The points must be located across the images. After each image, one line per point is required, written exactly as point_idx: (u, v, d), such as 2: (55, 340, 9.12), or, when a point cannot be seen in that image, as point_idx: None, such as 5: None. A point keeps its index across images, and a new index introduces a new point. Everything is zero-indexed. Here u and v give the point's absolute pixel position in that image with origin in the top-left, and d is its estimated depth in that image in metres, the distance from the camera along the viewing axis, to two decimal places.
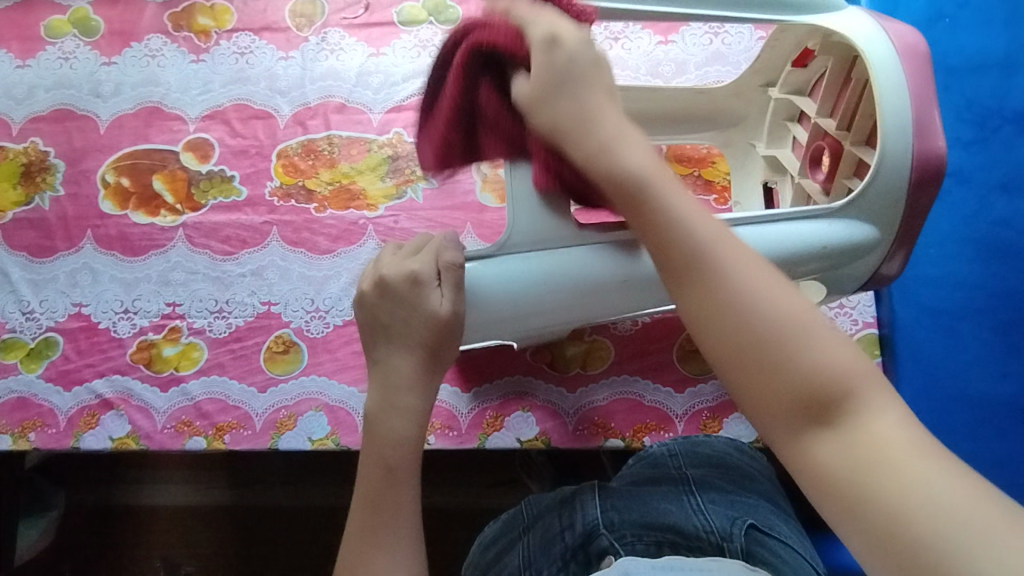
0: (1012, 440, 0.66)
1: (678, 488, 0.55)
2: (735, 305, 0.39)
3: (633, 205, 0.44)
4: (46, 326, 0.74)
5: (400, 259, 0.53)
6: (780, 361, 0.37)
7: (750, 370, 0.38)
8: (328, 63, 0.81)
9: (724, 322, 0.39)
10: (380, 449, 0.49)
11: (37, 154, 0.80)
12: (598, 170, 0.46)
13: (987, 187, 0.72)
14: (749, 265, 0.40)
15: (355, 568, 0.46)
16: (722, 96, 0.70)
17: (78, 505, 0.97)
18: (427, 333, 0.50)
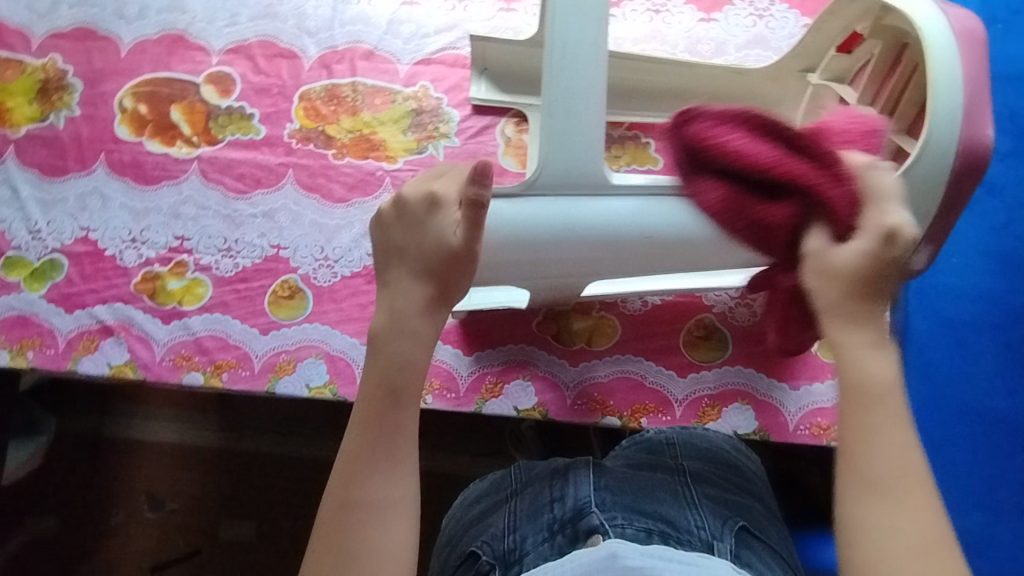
0: (1011, 457, 0.65)
1: (673, 478, 0.55)
2: (869, 446, 0.42)
3: (843, 368, 0.44)
4: (52, 247, 0.73)
5: (423, 180, 0.51)
6: (897, 538, 0.40)
7: (869, 543, 0.40)
8: (359, 7, 0.79)
9: (895, 526, 0.40)
10: (386, 370, 0.48)
11: (55, 71, 0.78)
12: (830, 322, 0.45)
13: (1018, 201, 0.71)
14: (913, 490, 0.41)
15: (348, 491, 0.46)
16: (758, 81, 0.69)
17: (69, 432, 0.98)
18: (440, 264, 0.48)
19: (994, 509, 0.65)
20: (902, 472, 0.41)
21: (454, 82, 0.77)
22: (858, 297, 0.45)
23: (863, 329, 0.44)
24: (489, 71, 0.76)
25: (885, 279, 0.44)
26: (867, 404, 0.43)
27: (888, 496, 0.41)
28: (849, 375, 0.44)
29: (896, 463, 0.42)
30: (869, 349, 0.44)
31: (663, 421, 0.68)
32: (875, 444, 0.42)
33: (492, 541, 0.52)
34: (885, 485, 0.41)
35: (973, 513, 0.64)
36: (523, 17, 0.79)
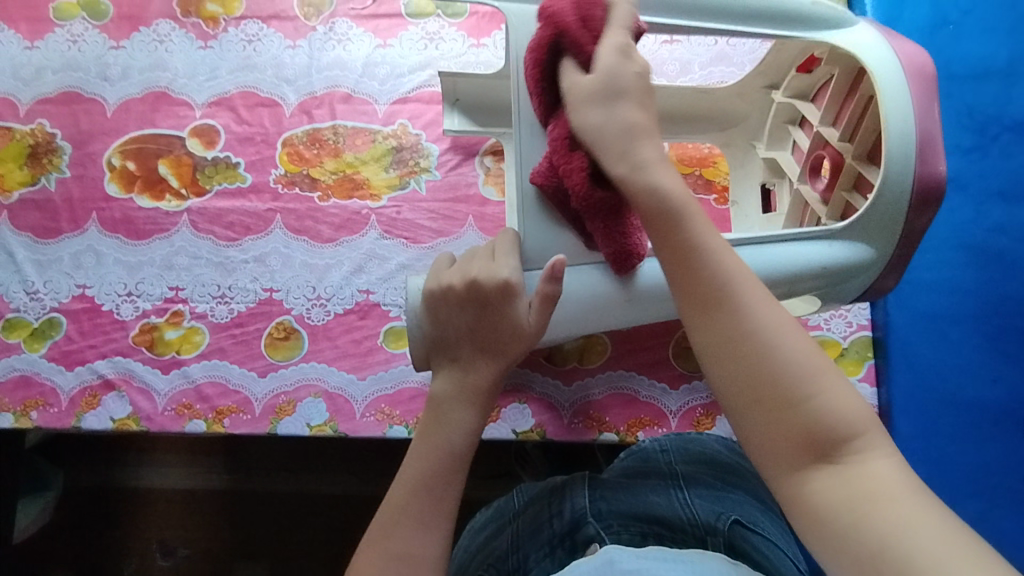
0: (1003, 446, 0.66)
1: (667, 481, 0.57)
2: (692, 261, 0.44)
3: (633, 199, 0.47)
4: (49, 307, 0.75)
5: (488, 262, 0.54)
6: (756, 333, 0.41)
7: (712, 338, 0.42)
8: (335, 53, 0.82)
9: (731, 328, 0.42)
10: (445, 438, 0.51)
11: (44, 135, 0.80)
12: (604, 144, 0.48)
13: (984, 195, 0.73)
14: (748, 286, 0.42)
15: (391, 516, 0.48)
16: (725, 97, 0.71)
17: (76, 486, 0.98)
18: (512, 344, 0.54)
19: (988, 497, 0.66)
20: (754, 334, 0.41)
21: (432, 118, 0.80)
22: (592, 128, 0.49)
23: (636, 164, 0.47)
24: (460, 103, 0.76)
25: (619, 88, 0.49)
26: (700, 293, 0.43)
27: (719, 298, 0.42)
28: (646, 203, 0.46)
29: (751, 335, 0.41)
30: (658, 179, 0.47)
31: (659, 433, 0.69)
32: (719, 328, 0.42)
33: (498, 563, 0.54)
34: (739, 351, 0.41)
35: (968, 501, 0.66)
36: (494, 51, 0.82)
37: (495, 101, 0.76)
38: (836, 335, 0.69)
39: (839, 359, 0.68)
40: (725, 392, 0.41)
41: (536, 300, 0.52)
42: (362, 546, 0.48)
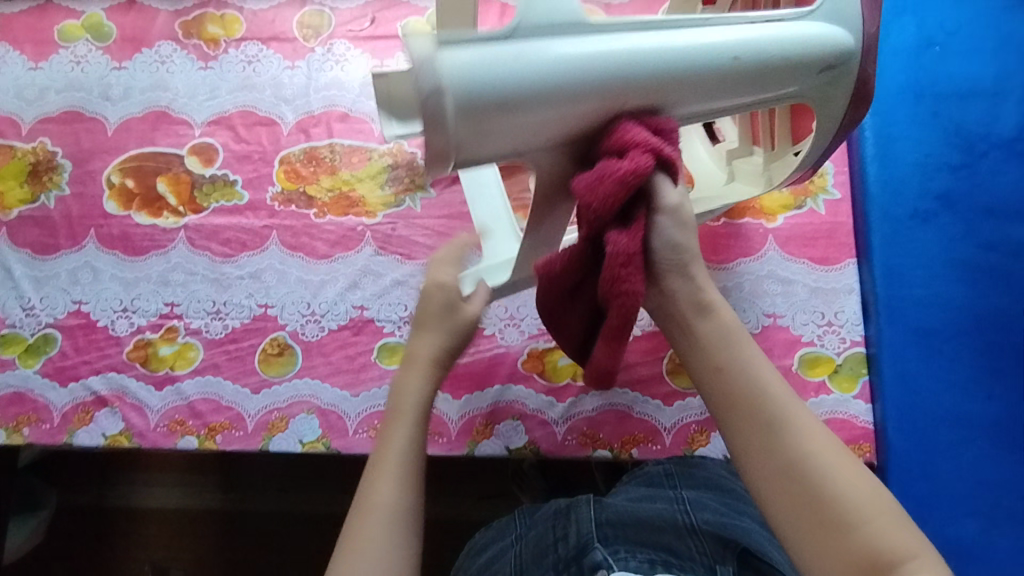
0: (998, 463, 0.66)
1: (673, 506, 0.56)
2: (742, 382, 0.47)
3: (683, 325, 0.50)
4: (45, 323, 0.75)
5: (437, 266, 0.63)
6: (805, 458, 0.44)
7: (761, 458, 0.45)
8: (332, 73, 0.83)
9: (783, 452, 0.44)
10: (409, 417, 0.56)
11: (45, 154, 0.81)
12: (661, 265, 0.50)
13: (973, 212, 0.74)
14: (797, 413, 0.45)
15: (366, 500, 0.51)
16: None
17: (69, 505, 0.97)
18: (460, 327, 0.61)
19: (987, 515, 0.65)
20: (806, 454, 0.44)
21: None
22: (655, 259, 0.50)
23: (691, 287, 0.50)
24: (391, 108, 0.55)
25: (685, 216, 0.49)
26: (757, 413, 0.46)
27: (769, 423, 0.45)
28: (699, 329, 0.49)
29: (806, 455, 0.44)
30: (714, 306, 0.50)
31: (655, 450, 0.69)
32: (772, 447, 0.44)
33: None
34: (788, 469, 0.44)
35: (968, 519, 0.65)
36: None
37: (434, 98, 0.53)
38: (831, 352, 0.69)
39: (833, 375, 0.68)
40: (784, 513, 0.43)
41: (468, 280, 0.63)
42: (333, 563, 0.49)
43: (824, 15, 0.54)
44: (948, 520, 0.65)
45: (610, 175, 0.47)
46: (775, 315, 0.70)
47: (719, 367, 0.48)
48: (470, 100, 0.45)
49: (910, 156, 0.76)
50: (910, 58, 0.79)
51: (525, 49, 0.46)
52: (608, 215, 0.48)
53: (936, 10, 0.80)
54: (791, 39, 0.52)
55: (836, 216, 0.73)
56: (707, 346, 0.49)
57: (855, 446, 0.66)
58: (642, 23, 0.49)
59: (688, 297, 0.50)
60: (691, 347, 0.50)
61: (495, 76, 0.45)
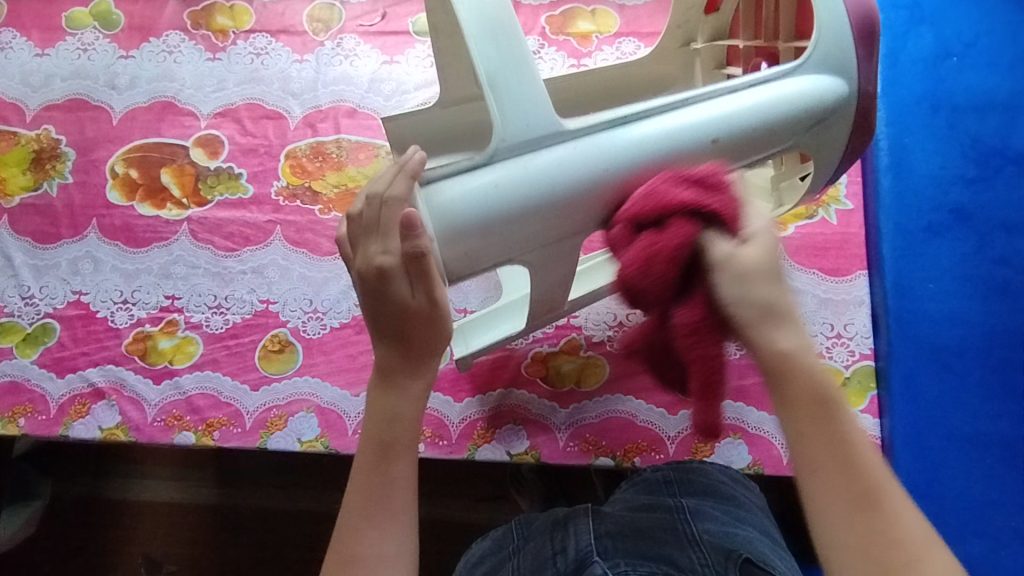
0: (1007, 482, 0.65)
1: (674, 515, 0.56)
2: (833, 446, 0.40)
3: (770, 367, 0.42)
4: (44, 312, 0.74)
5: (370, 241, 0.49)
6: (906, 543, 0.38)
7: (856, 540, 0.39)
8: (341, 68, 0.82)
9: (882, 535, 0.38)
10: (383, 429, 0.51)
11: (49, 142, 0.80)
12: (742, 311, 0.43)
13: (988, 227, 0.73)
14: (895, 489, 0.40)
15: (347, 549, 0.48)
16: (653, 63, 0.72)
17: (63, 496, 0.97)
18: (415, 326, 0.51)
19: (995, 535, 0.64)
20: (909, 545, 0.38)
21: None
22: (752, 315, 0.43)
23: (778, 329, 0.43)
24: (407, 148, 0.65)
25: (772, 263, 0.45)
26: (854, 487, 0.39)
27: (869, 501, 0.39)
28: (791, 379, 0.42)
29: (905, 546, 0.38)
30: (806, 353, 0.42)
31: (657, 459, 0.67)
32: (870, 528, 0.39)
33: None
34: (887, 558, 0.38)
35: (974, 539, 0.64)
36: None
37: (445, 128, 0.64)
38: (838, 364, 0.67)
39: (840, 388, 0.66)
40: None
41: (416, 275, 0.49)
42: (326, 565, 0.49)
43: (816, 63, 0.57)
44: (954, 539, 0.64)
45: (659, 255, 0.46)
46: None
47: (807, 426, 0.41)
48: (462, 227, 0.50)
49: (925, 169, 0.75)
50: (927, 69, 0.78)
51: (508, 167, 0.51)
52: (664, 294, 0.47)
53: (953, 22, 0.80)
54: (781, 100, 0.55)
55: (848, 227, 0.72)
56: (794, 400, 0.42)
57: None
58: (623, 115, 0.53)
59: (775, 350, 0.42)
60: (778, 398, 0.42)
61: (479, 197, 0.50)
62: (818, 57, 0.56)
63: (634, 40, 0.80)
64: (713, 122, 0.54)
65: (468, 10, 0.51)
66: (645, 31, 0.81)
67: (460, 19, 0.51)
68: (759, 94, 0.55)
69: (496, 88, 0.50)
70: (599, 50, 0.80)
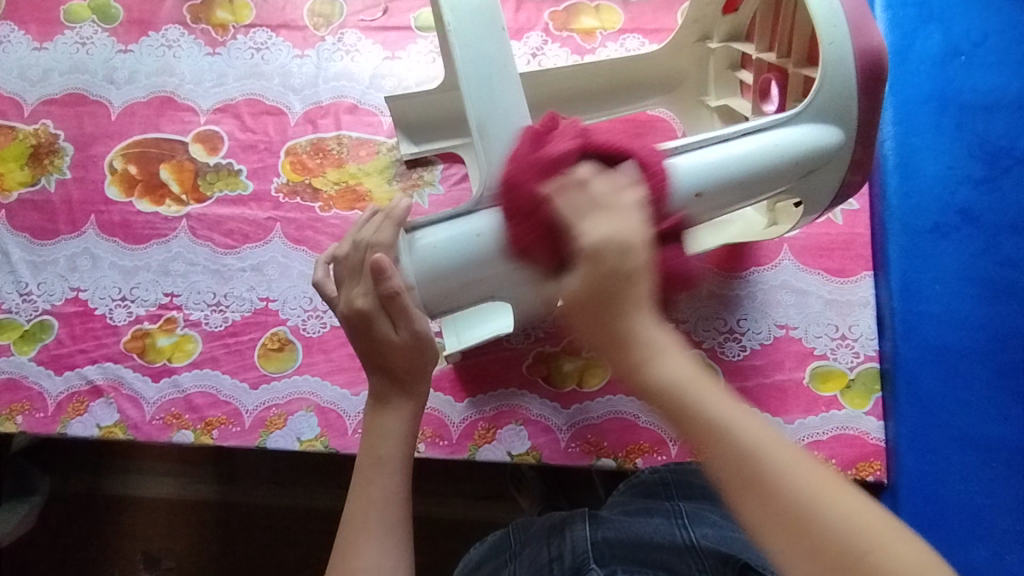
0: (1015, 489, 0.64)
1: (671, 520, 0.54)
2: (733, 454, 0.37)
3: (650, 393, 0.40)
4: (42, 309, 0.73)
5: (352, 283, 0.51)
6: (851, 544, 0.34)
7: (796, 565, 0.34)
8: (342, 64, 0.81)
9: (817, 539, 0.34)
10: (373, 440, 0.51)
11: (47, 137, 0.80)
12: (609, 353, 0.41)
13: (996, 227, 0.72)
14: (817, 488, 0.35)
15: (347, 563, 0.46)
16: (666, 57, 0.73)
17: (62, 492, 0.96)
18: (399, 362, 0.50)
19: (1001, 541, 0.62)
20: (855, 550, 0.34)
21: None
22: (598, 321, 0.41)
23: (644, 346, 0.40)
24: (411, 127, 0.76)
25: (614, 289, 0.41)
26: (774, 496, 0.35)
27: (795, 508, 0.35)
28: (663, 398, 0.39)
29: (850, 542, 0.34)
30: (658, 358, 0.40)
31: (659, 461, 0.67)
32: (800, 539, 0.35)
33: None
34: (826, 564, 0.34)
35: (978, 545, 0.63)
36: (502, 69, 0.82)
37: (451, 113, 0.75)
38: (843, 366, 0.68)
39: (845, 391, 0.67)
40: None
41: (398, 316, 0.49)
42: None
43: (816, 108, 0.57)
44: (959, 544, 0.63)
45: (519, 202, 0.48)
46: (788, 327, 0.70)
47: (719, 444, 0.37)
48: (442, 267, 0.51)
49: (931, 169, 0.74)
50: (935, 69, 0.77)
51: (493, 214, 0.51)
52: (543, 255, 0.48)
53: (962, 20, 0.79)
54: (772, 151, 0.56)
55: (855, 227, 0.73)
56: (676, 409, 0.39)
57: (866, 463, 0.65)
58: None
59: (662, 381, 0.39)
60: (683, 433, 0.39)
61: (464, 242, 0.51)
62: (818, 106, 0.56)
63: (639, 37, 0.79)
64: (703, 174, 0.54)
65: (463, 48, 0.51)
66: (649, 27, 0.80)
67: (455, 59, 0.52)
68: (749, 144, 0.56)
69: (486, 133, 0.51)
70: (603, 46, 0.79)
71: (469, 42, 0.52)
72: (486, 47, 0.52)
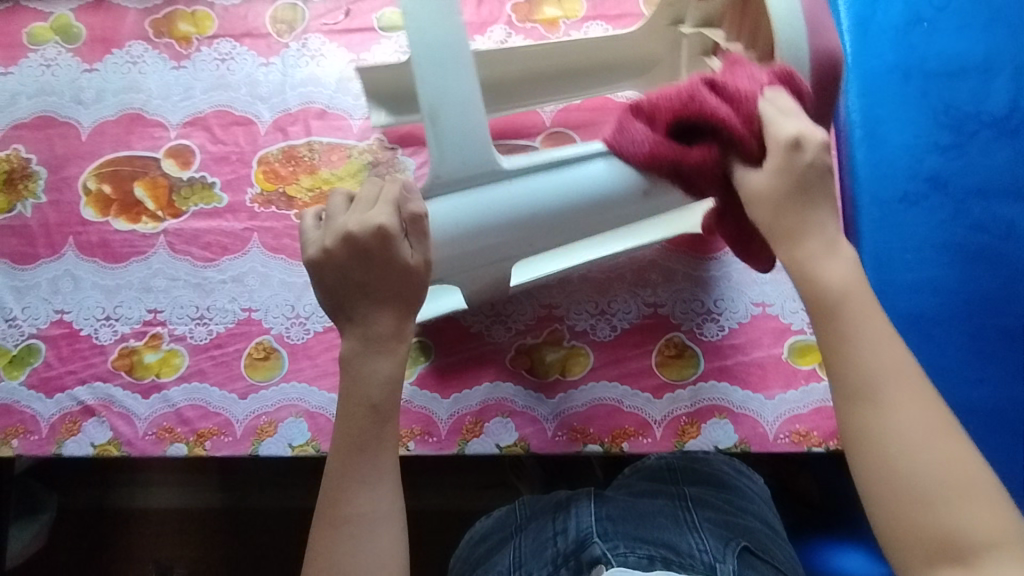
0: (993, 447, 0.66)
1: (676, 502, 0.57)
2: (853, 352, 0.45)
3: (815, 292, 0.47)
4: (28, 333, 0.74)
5: (360, 211, 0.50)
6: (911, 443, 0.43)
7: (864, 424, 0.44)
8: (308, 69, 0.81)
9: (888, 423, 0.43)
10: (362, 389, 0.50)
11: (20, 161, 0.80)
12: (821, 297, 0.47)
13: (964, 193, 0.72)
14: (895, 382, 0.44)
15: (337, 509, 0.48)
16: (638, 36, 0.73)
17: (69, 509, 0.98)
18: (403, 284, 0.50)
19: None
20: (915, 438, 0.43)
21: (408, 132, 0.79)
22: (788, 208, 0.49)
23: (823, 243, 0.48)
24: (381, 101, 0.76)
25: (812, 193, 0.49)
26: (872, 389, 0.44)
27: (872, 391, 0.44)
28: (815, 289, 0.47)
29: (911, 440, 0.43)
30: (830, 263, 0.48)
31: (644, 444, 0.68)
32: (867, 415, 0.44)
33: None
34: (891, 447, 0.43)
35: None
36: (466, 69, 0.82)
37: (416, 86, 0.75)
38: None
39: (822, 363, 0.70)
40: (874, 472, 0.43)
41: (416, 235, 0.51)
42: (315, 520, 0.49)
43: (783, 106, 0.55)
44: None
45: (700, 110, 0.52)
46: (764, 303, 0.73)
47: (853, 349, 0.45)
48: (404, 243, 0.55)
49: (898, 138, 0.75)
50: (897, 36, 0.77)
51: (441, 202, 0.55)
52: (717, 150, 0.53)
53: None
54: None
55: None
56: (846, 317, 0.46)
57: None
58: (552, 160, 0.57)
59: (821, 277, 0.47)
60: (840, 333, 0.46)
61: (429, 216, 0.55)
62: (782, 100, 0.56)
63: (602, 24, 0.79)
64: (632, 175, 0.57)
65: (418, 35, 0.52)
66: (611, 14, 0.80)
67: (410, 45, 0.53)
68: None
69: (438, 119, 0.53)
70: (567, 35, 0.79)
71: (422, 32, 0.52)
72: (440, 34, 0.53)
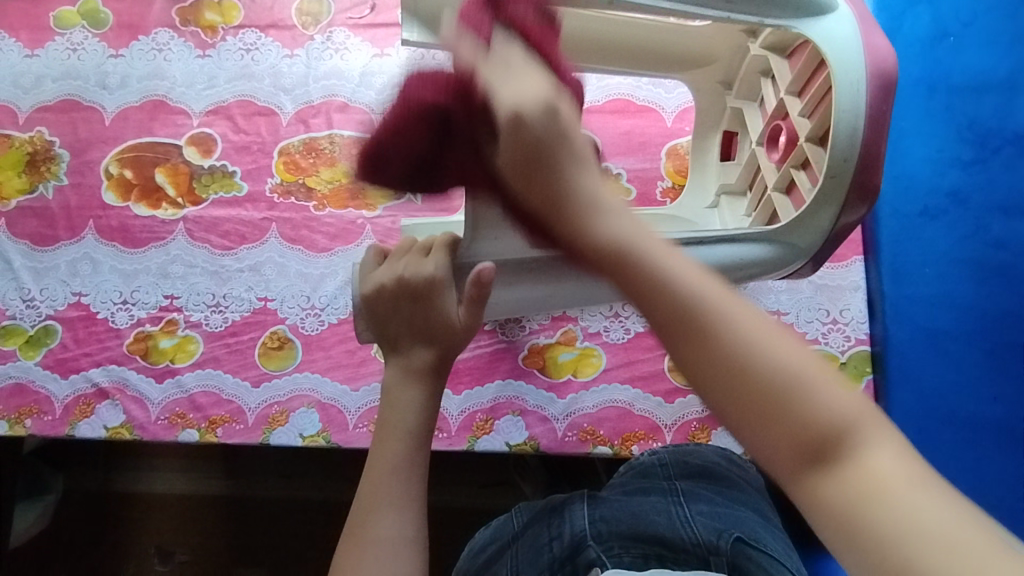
0: (999, 466, 0.64)
1: (667, 498, 0.55)
2: (656, 289, 0.36)
3: (591, 249, 0.39)
4: (45, 314, 0.75)
5: (417, 259, 0.53)
6: (745, 348, 0.32)
7: (692, 359, 0.33)
8: (332, 62, 0.82)
9: (714, 351, 0.33)
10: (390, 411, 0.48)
11: (42, 144, 0.80)
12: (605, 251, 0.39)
13: (985, 208, 0.70)
14: (707, 294, 0.35)
15: (360, 530, 0.44)
16: (703, 35, 0.69)
17: (75, 491, 0.98)
18: (446, 336, 0.51)
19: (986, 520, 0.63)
20: (750, 346, 0.32)
21: None
22: (525, 176, 0.44)
23: (588, 209, 0.41)
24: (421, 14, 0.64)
25: (545, 151, 0.44)
26: (682, 317, 0.34)
27: (688, 324, 0.34)
28: (604, 243, 0.39)
29: (748, 350, 0.32)
30: (603, 217, 0.41)
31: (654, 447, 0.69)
32: (698, 350, 0.33)
33: None
34: (730, 375, 0.32)
35: None
36: None
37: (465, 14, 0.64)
38: (834, 349, 0.75)
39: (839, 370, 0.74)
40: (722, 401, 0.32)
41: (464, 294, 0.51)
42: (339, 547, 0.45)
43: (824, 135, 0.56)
44: None
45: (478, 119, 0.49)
46: (780, 312, 0.76)
47: (650, 285, 0.36)
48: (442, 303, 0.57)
49: (921, 153, 0.77)
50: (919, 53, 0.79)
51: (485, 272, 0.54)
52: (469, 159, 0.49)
53: None
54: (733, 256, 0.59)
55: None
56: (624, 249, 0.38)
57: None
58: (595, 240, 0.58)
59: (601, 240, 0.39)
60: (626, 287, 0.37)
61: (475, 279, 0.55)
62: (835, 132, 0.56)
63: None
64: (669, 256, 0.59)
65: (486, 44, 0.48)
66: None
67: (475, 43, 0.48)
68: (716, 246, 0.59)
69: None
70: None
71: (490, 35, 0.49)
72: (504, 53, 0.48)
